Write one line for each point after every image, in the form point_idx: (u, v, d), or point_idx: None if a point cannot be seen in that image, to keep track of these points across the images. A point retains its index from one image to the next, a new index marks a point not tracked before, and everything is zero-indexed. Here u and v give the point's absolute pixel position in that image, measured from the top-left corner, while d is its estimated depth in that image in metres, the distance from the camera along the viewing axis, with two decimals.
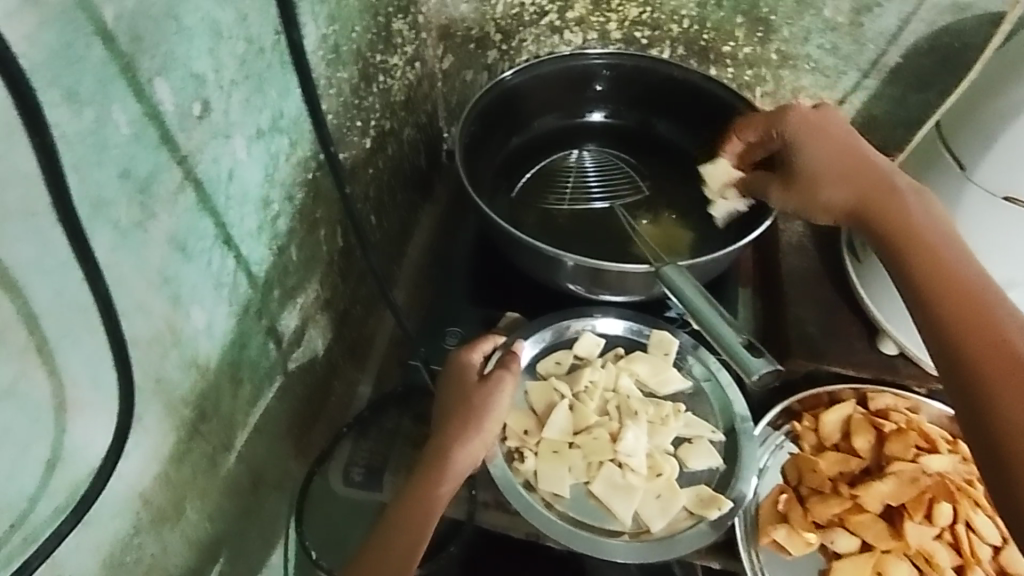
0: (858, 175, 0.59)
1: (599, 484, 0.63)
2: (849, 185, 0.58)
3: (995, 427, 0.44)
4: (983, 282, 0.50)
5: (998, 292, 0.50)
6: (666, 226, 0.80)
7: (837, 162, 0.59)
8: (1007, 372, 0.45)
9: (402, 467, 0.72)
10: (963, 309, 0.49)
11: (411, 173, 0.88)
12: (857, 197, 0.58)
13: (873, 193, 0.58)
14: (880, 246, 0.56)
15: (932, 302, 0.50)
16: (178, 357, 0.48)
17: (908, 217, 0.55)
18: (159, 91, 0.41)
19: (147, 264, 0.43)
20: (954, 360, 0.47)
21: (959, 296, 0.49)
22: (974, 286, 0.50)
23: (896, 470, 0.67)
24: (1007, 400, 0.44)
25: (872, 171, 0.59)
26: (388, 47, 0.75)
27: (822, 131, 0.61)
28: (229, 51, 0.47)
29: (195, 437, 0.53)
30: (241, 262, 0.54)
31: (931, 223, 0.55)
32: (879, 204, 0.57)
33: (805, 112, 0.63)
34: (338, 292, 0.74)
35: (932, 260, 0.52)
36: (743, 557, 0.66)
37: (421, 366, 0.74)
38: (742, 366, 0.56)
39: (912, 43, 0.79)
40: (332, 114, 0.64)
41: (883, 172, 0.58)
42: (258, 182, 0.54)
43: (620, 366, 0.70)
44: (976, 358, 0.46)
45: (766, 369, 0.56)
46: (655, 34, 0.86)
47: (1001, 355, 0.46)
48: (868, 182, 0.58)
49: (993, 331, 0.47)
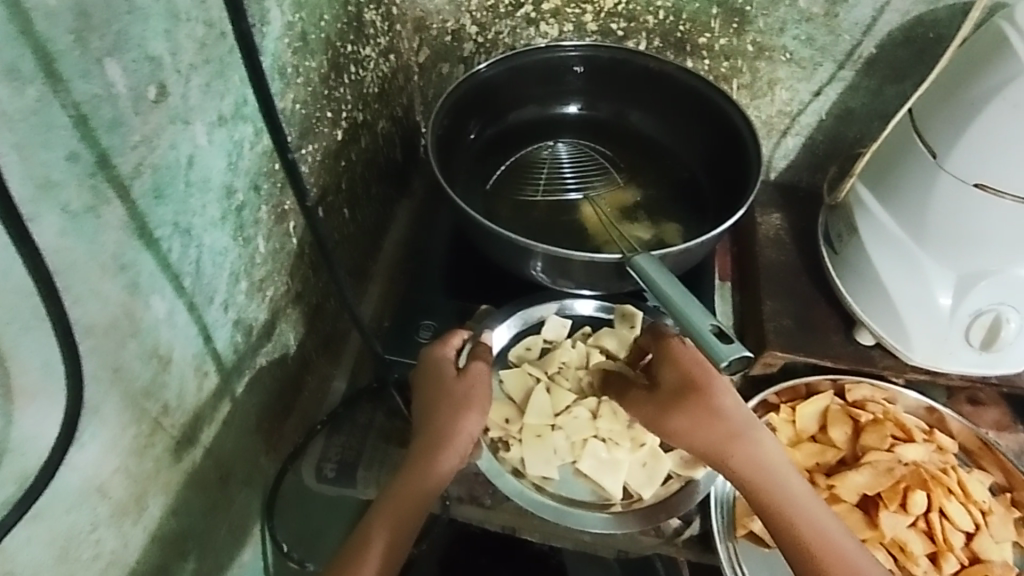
0: (719, 411, 0.58)
1: (586, 462, 0.65)
2: (717, 429, 0.58)
3: (803, 551, 0.54)
4: (768, 467, 0.57)
5: (766, 467, 0.57)
6: (624, 210, 0.80)
7: (707, 411, 0.58)
8: (815, 524, 0.55)
9: (375, 460, 0.71)
10: (782, 511, 0.56)
11: (387, 166, 0.88)
12: (722, 433, 0.58)
13: (724, 429, 0.58)
14: (737, 468, 0.57)
15: (773, 507, 0.56)
16: (138, 346, 0.48)
17: (755, 461, 0.57)
18: (111, 73, 0.40)
19: (101, 250, 0.42)
20: (802, 549, 0.55)
21: (786, 510, 0.56)
22: (765, 479, 0.57)
23: (871, 460, 0.69)
24: (806, 536, 0.55)
25: (732, 410, 0.59)
26: (359, 38, 0.74)
27: (689, 359, 0.61)
28: (188, 34, 0.46)
29: (157, 430, 0.52)
30: (204, 254, 0.53)
31: (764, 456, 0.58)
32: (755, 447, 0.58)
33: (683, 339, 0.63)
34: (310, 285, 0.73)
35: (792, 514, 0.56)
36: (720, 551, 0.64)
37: (395, 392, 0.75)
38: (712, 353, 0.54)
39: (886, 34, 0.79)
40: (299, 104, 0.63)
41: (724, 414, 0.58)
42: (221, 169, 0.53)
43: (589, 344, 0.71)
44: (789, 522, 0.55)
45: (738, 356, 0.53)
46: (631, 25, 0.85)
47: (803, 510, 0.56)
48: (732, 416, 0.59)
49: (805, 510, 0.56)
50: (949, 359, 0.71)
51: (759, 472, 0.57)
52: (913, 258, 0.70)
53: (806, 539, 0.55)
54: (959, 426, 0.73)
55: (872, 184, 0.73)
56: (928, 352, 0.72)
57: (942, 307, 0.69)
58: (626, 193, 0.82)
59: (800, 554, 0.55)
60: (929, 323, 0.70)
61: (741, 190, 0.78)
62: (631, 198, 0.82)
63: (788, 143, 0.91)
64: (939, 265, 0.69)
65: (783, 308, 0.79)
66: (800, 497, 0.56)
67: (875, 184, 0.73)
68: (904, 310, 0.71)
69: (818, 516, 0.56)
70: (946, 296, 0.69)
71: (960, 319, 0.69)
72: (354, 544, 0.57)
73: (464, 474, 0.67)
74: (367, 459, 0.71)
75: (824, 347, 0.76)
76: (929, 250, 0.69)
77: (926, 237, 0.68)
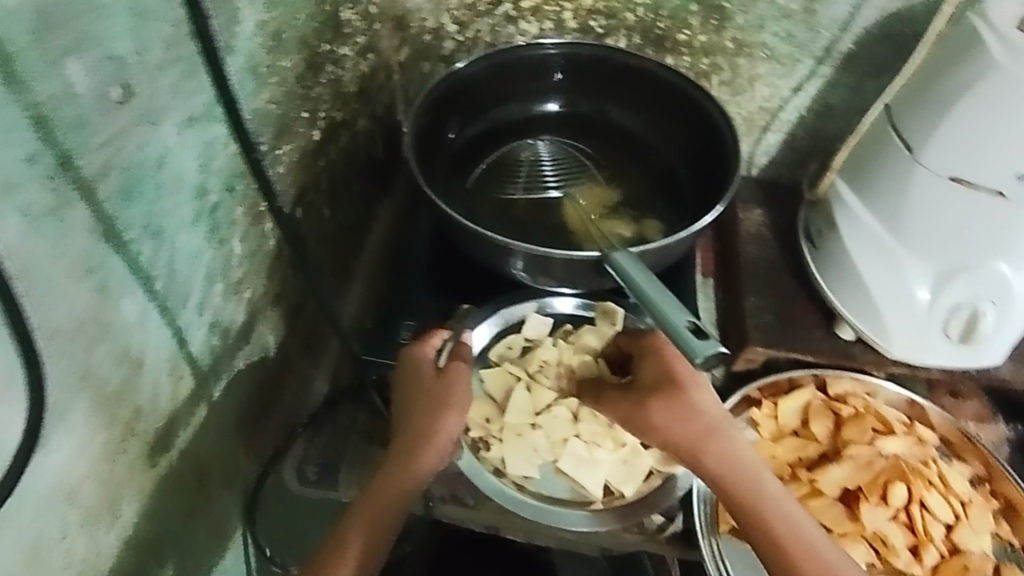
0: (696, 408, 0.59)
1: (567, 460, 0.65)
2: (695, 426, 0.58)
3: (776, 549, 0.55)
4: (743, 465, 0.58)
5: (742, 464, 0.58)
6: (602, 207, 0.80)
7: (686, 408, 0.58)
8: (788, 522, 0.56)
9: (358, 462, 0.70)
10: (757, 509, 0.56)
11: (368, 165, 0.88)
12: (700, 430, 0.58)
13: (701, 426, 0.58)
14: (711, 466, 0.57)
15: (748, 505, 0.56)
16: (108, 349, 0.47)
17: (730, 458, 0.58)
18: (73, 72, 0.39)
19: (66, 252, 0.41)
20: (776, 547, 0.55)
21: (760, 508, 0.56)
22: (740, 477, 0.57)
23: (851, 454, 0.70)
24: (780, 534, 0.55)
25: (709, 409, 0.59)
26: (337, 36, 0.73)
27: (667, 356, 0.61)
28: (155, 33, 0.45)
29: (130, 434, 0.51)
30: (176, 256, 0.52)
31: (739, 455, 0.58)
32: (731, 446, 0.58)
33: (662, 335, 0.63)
34: (289, 286, 0.73)
35: (766, 512, 0.56)
36: (703, 546, 0.63)
37: (374, 393, 0.73)
38: (686, 351, 0.54)
39: (864, 30, 0.80)
40: (274, 104, 0.63)
41: (701, 412, 0.59)
42: (193, 170, 0.52)
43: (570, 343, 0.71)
44: (763, 520, 0.56)
45: (713, 353, 0.53)
46: (611, 23, 0.85)
47: (777, 508, 0.56)
48: (709, 413, 0.59)
49: (779, 508, 0.57)
50: (927, 352, 0.72)
51: (734, 470, 0.57)
52: (892, 252, 0.70)
53: (780, 537, 0.55)
54: (939, 419, 0.74)
55: (850, 179, 0.74)
56: (906, 345, 0.72)
57: (920, 301, 0.70)
58: (607, 190, 0.82)
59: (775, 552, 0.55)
60: (907, 317, 0.71)
61: (720, 186, 0.78)
62: (613, 196, 0.82)
63: (769, 140, 0.91)
64: (916, 259, 0.69)
65: (765, 303, 0.79)
66: (774, 495, 0.57)
67: (853, 178, 0.73)
68: (883, 304, 0.71)
69: (791, 514, 0.57)
70: (924, 289, 0.70)
71: (938, 312, 0.70)
72: (331, 545, 0.58)
73: (446, 473, 0.65)
74: (349, 461, 0.71)
75: (804, 342, 0.77)
76: (907, 243, 0.69)
77: (903, 231, 0.69)
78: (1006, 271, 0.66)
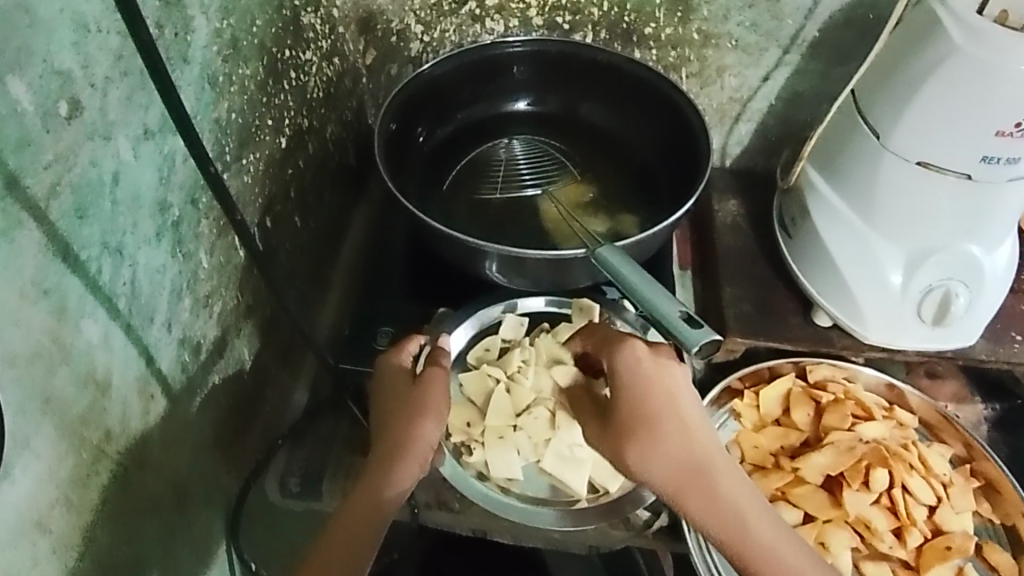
0: (666, 453, 0.56)
1: (550, 460, 0.64)
2: (668, 473, 0.55)
3: None
4: (723, 508, 0.55)
5: (722, 508, 0.55)
6: (580, 203, 0.80)
7: (657, 456, 0.56)
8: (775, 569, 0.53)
9: (341, 473, 0.69)
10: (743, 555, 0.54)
11: (339, 171, 0.86)
12: (674, 475, 0.55)
13: (675, 472, 0.55)
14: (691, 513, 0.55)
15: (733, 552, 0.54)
16: (70, 373, 0.46)
17: (710, 501, 0.55)
18: (15, 90, 0.38)
19: (18, 275, 0.40)
20: None
21: (746, 556, 0.54)
22: (722, 524, 0.54)
23: (833, 441, 0.70)
24: None
25: (681, 451, 0.56)
26: (298, 42, 0.72)
27: (634, 391, 0.57)
28: (101, 46, 0.44)
29: (101, 457, 0.50)
30: (139, 274, 0.51)
31: (719, 498, 0.55)
32: (709, 489, 0.55)
33: (627, 360, 0.58)
34: (262, 298, 0.72)
35: (752, 557, 0.54)
36: (688, 538, 0.63)
37: (352, 403, 0.73)
38: (681, 342, 0.54)
39: (828, 17, 0.80)
40: (235, 114, 0.61)
41: (673, 457, 0.55)
42: (151, 185, 0.51)
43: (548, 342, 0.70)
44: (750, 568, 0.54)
45: (706, 343, 0.54)
46: (577, 18, 0.85)
47: (765, 552, 0.53)
48: (682, 455, 0.56)
49: (766, 551, 0.53)
50: (903, 335, 0.72)
51: (715, 515, 0.54)
52: (864, 238, 0.70)
53: None
54: (918, 401, 0.74)
55: (821, 167, 0.74)
56: (882, 330, 0.72)
57: (893, 285, 0.70)
58: (582, 187, 0.82)
59: None
60: (881, 301, 0.71)
61: (692, 179, 0.78)
62: (588, 192, 0.81)
63: (740, 130, 0.91)
64: (887, 243, 0.70)
65: (743, 293, 0.79)
66: (760, 538, 0.54)
67: (824, 166, 0.74)
68: (858, 290, 0.72)
69: (780, 554, 0.54)
70: (896, 273, 0.70)
71: (911, 295, 0.70)
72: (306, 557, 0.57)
73: (430, 479, 0.66)
74: (331, 472, 0.69)
75: (783, 330, 0.77)
76: (878, 228, 0.69)
77: (874, 216, 0.69)
78: (977, 253, 0.68)
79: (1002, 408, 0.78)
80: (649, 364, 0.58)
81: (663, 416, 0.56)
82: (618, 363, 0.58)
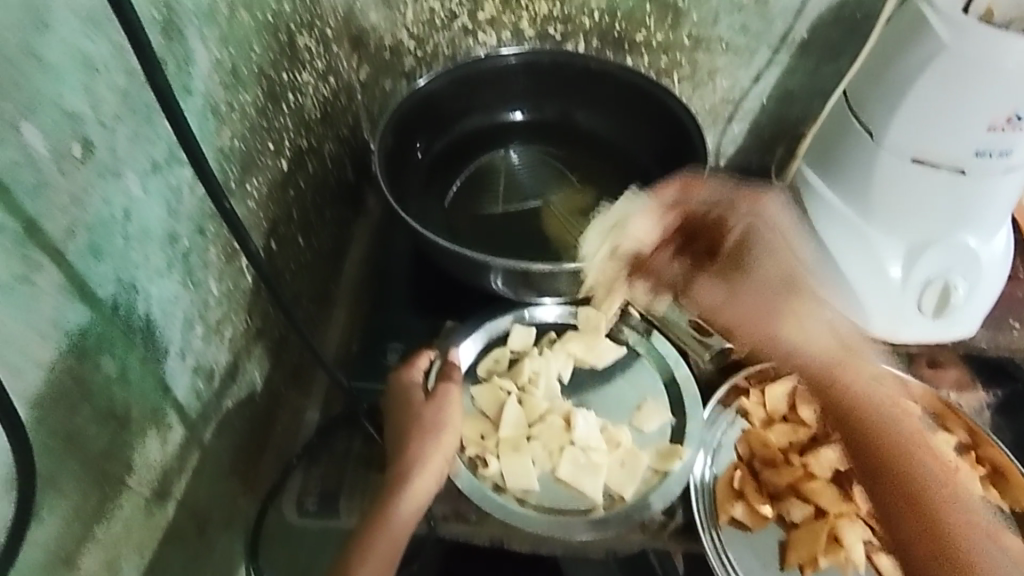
0: (814, 315, 0.64)
1: (565, 468, 0.65)
2: (834, 354, 0.62)
3: (889, 473, 0.58)
4: (871, 399, 0.60)
5: (886, 408, 0.60)
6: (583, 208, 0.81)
7: (814, 323, 0.63)
8: (927, 472, 0.57)
9: (359, 489, 0.68)
10: (881, 435, 0.59)
11: (338, 189, 0.87)
12: (834, 352, 0.62)
13: (835, 343, 0.63)
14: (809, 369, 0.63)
15: (879, 446, 0.59)
16: (91, 410, 0.46)
17: (863, 386, 0.61)
18: (29, 136, 0.38)
19: (39, 318, 0.40)
20: (898, 488, 0.57)
21: (899, 450, 0.58)
22: (881, 415, 0.60)
23: (840, 435, 0.69)
24: (912, 466, 0.58)
25: (821, 324, 0.63)
26: (295, 64, 0.72)
27: (774, 248, 0.66)
28: (108, 86, 0.44)
29: (124, 490, 0.51)
30: (153, 306, 0.52)
31: (869, 375, 0.62)
32: (860, 359, 0.63)
33: (767, 214, 0.67)
34: (271, 320, 0.72)
35: (885, 445, 0.59)
36: (704, 538, 0.64)
37: (366, 420, 0.71)
38: None
39: (817, 17, 0.81)
40: (237, 140, 0.62)
41: (830, 328, 0.63)
42: (161, 218, 0.51)
43: (557, 351, 0.72)
44: (909, 462, 0.58)
45: None
46: (568, 28, 0.86)
47: (903, 439, 0.59)
48: (823, 323, 0.64)
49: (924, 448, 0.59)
50: (906, 327, 0.73)
51: (866, 401, 0.60)
52: (863, 234, 0.71)
53: (923, 482, 0.57)
54: (921, 390, 0.73)
55: (817, 165, 0.75)
56: (885, 323, 0.73)
57: (893, 279, 0.71)
58: (583, 194, 0.82)
59: (886, 501, 0.57)
60: (883, 296, 0.72)
61: None
62: (590, 199, 0.82)
63: (733, 130, 0.92)
64: (886, 238, 0.70)
65: None
66: (909, 433, 0.59)
67: (820, 165, 0.74)
68: (858, 285, 0.73)
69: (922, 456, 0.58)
70: (896, 267, 0.71)
71: (912, 288, 0.71)
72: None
73: (446, 491, 0.65)
74: (349, 490, 0.68)
75: None
76: (876, 223, 0.70)
77: (872, 212, 0.70)
78: (974, 244, 0.69)
79: (1004, 394, 0.75)
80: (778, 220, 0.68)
81: (800, 276, 0.65)
82: (744, 211, 0.67)
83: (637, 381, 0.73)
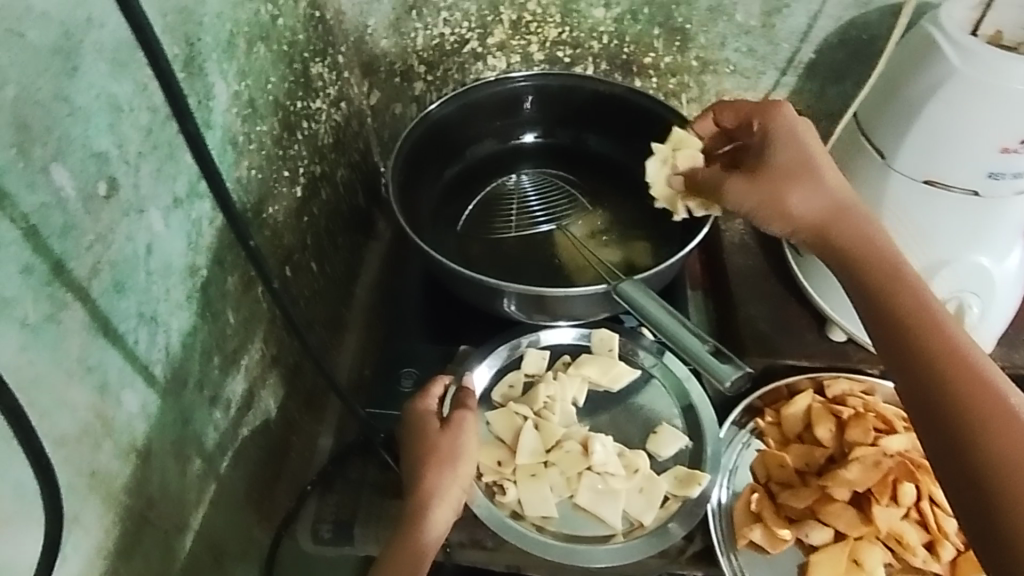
0: (825, 189, 0.57)
1: (584, 495, 0.65)
2: (835, 222, 0.56)
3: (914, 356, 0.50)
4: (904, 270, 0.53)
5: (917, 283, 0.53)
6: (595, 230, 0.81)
7: (820, 200, 0.57)
8: (949, 349, 0.49)
9: (372, 517, 0.68)
10: (909, 314, 0.51)
11: (351, 214, 0.87)
12: (831, 218, 0.56)
13: (839, 215, 0.56)
14: (838, 269, 0.56)
15: (890, 323, 0.52)
16: (113, 446, 0.46)
17: (879, 255, 0.54)
18: (58, 178, 0.39)
19: (65, 357, 0.41)
20: (918, 369, 0.49)
21: (927, 329, 0.50)
22: (912, 298, 0.52)
23: (858, 456, 0.66)
24: (931, 346, 0.49)
25: (818, 200, 0.57)
26: (309, 92, 0.73)
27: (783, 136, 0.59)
28: (133, 124, 0.45)
29: (144, 524, 0.50)
30: (173, 338, 0.52)
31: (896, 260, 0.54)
32: (875, 233, 0.55)
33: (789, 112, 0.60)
34: (285, 347, 0.72)
35: (914, 323, 0.51)
36: (722, 561, 0.64)
37: (384, 452, 0.70)
38: (717, 376, 0.60)
39: (823, 39, 0.82)
40: (255, 170, 0.62)
41: (837, 202, 0.57)
42: (182, 252, 0.52)
43: (571, 375, 0.72)
44: (929, 341, 0.49)
45: (738, 376, 0.60)
46: (577, 52, 0.87)
47: (935, 326, 0.50)
48: (836, 201, 0.57)
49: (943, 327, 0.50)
50: None
51: (887, 271, 0.53)
52: None
53: (945, 363, 0.48)
54: None
55: None
56: None
57: None
58: (594, 215, 0.83)
59: (916, 389, 0.49)
60: None
61: None
62: (601, 221, 0.82)
63: None
64: None
65: (760, 310, 0.80)
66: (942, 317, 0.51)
67: None
68: None
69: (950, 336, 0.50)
70: None
71: None
72: None
73: (464, 519, 0.66)
74: (364, 517, 0.68)
75: (799, 345, 0.78)
76: None
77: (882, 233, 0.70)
78: (985, 263, 0.69)
79: None
80: (801, 127, 0.59)
81: (816, 153, 0.58)
82: (779, 107, 0.60)
83: (653, 403, 0.73)
